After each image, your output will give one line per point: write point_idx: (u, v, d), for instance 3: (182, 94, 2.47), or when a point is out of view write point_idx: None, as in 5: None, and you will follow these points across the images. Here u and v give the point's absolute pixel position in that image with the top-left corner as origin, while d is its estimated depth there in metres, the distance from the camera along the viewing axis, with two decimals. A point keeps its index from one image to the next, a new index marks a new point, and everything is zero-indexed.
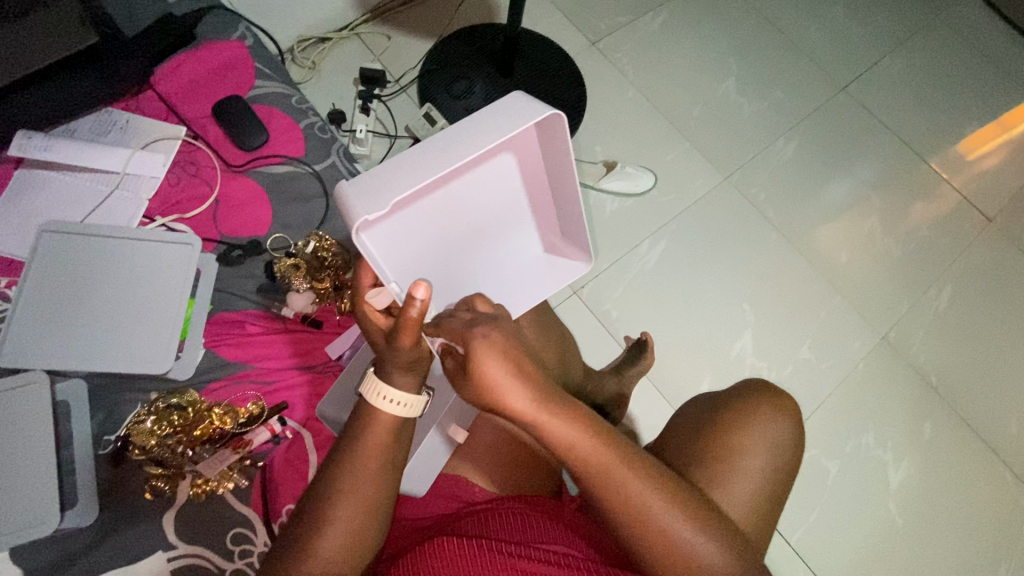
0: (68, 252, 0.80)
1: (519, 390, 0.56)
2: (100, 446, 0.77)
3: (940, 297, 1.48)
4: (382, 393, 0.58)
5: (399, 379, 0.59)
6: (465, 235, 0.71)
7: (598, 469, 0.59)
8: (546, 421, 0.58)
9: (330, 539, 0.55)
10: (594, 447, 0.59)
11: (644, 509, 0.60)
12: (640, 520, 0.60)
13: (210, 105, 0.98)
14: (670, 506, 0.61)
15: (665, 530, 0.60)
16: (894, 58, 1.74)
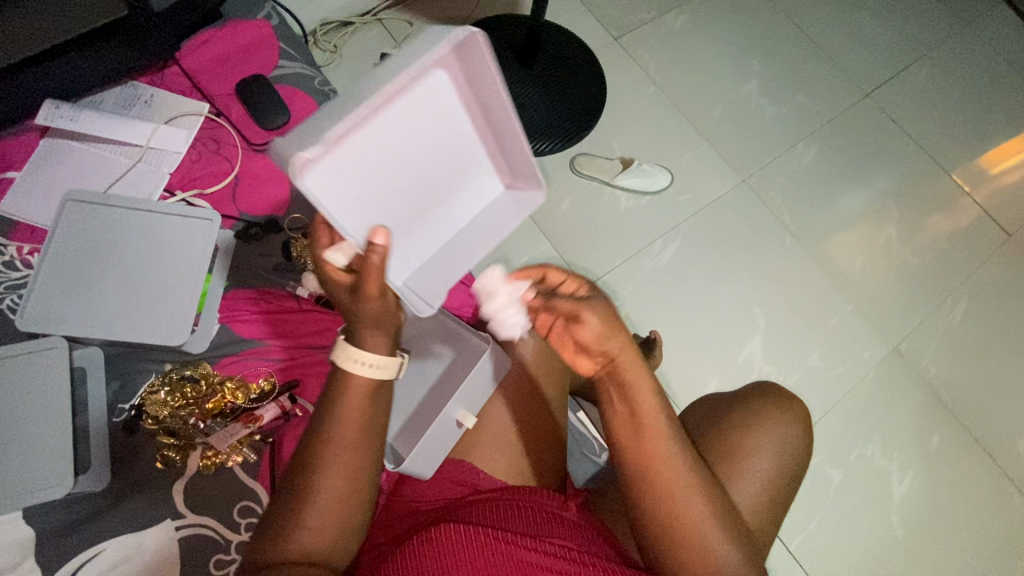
0: (91, 222, 0.82)
1: (616, 341, 0.61)
2: (114, 413, 0.78)
3: (954, 311, 1.46)
4: (356, 358, 0.59)
5: (368, 340, 0.59)
6: (413, 183, 0.77)
7: (652, 451, 0.61)
8: (633, 374, 0.62)
9: (310, 524, 0.57)
10: (656, 412, 0.62)
11: (683, 487, 0.61)
12: (674, 500, 0.61)
13: (233, 83, 0.99)
14: (702, 493, 0.62)
15: (689, 518, 0.61)
16: (920, 67, 1.71)
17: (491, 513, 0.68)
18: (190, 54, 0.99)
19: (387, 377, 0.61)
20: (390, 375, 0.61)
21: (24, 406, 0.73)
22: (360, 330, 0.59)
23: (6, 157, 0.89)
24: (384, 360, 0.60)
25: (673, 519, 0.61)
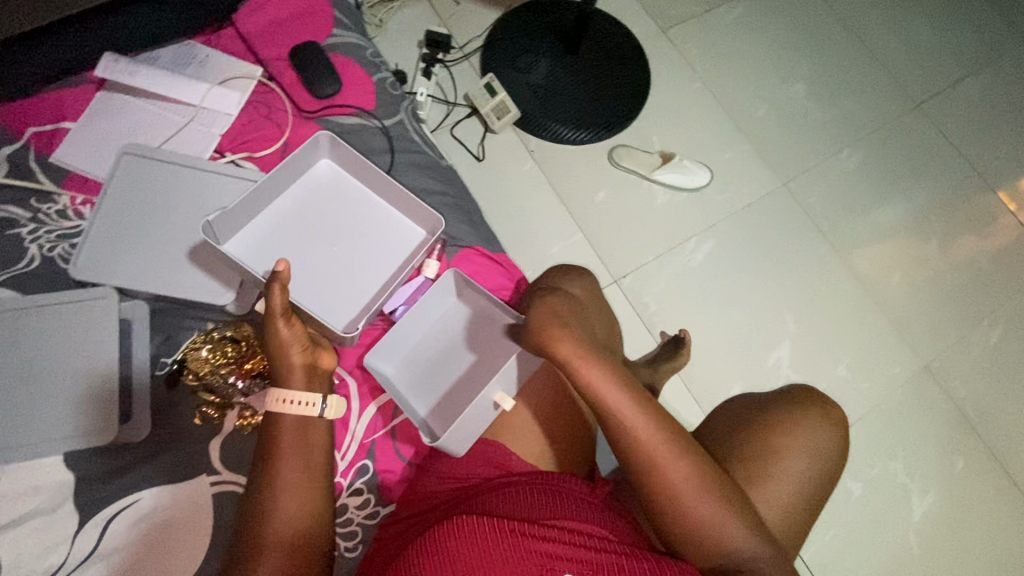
0: (146, 178, 0.83)
1: (568, 342, 0.66)
2: (157, 367, 0.79)
3: (990, 333, 1.43)
4: (282, 397, 0.68)
5: (292, 378, 0.69)
6: (328, 262, 0.87)
7: (638, 444, 0.65)
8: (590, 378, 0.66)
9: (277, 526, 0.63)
10: (627, 402, 0.66)
11: (670, 468, 0.65)
12: (664, 481, 0.65)
13: (287, 48, 0.99)
14: (693, 471, 0.65)
15: (684, 496, 0.64)
16: (975, 80, 1.66)
17: (518, 496, 0.67)
18: (246, 16, 0.99)
19: (310, 412, 0.69)
20: (315, 411, 0.69)
21: (72, 353, 0.75)
22: (286, 372, 0.69)
23: (62, 109, 0.90)
24: (306, 395, 0.68)
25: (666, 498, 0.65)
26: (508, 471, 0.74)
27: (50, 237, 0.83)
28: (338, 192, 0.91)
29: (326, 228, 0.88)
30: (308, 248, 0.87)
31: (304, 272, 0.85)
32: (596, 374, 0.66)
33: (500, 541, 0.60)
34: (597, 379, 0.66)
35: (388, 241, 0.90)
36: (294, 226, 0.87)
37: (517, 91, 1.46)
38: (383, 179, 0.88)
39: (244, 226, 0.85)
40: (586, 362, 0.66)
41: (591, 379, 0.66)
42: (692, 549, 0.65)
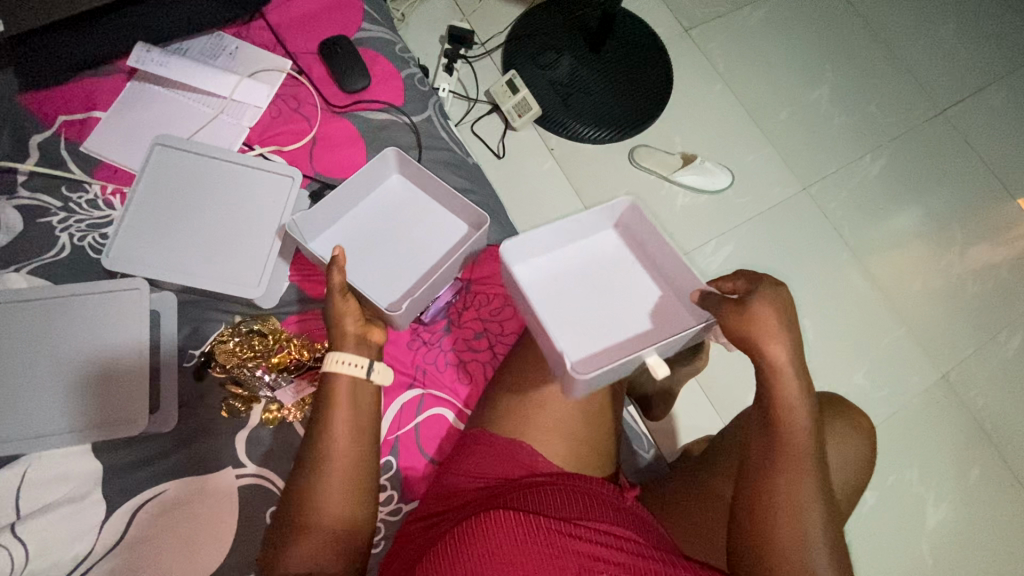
0: (177, 168, 0.84)
1: (765, 307, 0.62)
2: (185, 358, 0.80)
3: (1009, 344, 1.41)
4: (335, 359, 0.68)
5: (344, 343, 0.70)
6: (393, 263, 0.87)
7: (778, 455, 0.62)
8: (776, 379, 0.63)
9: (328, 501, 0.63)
10: (795, 408, 0.62)
11: (800, 453, 0.61)
12: (791, 467, 0.61)
13: (316, 41, 0.98)
14: (817, 501, 0.60)
15: (795, 492, 0.60)
16: (1000, 87, 1.63)
17: (549, 497, 0.67)
18: (277, 9, 0.99)
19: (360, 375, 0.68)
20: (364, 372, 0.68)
21: (104, 343, 0.76)
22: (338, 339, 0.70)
23: (92, 97, 0.90)
24: (356, 357, 0.69)
25: (785, 487, 0.60)
26: (535, 471, 0.72)
27: (80, 227, 0.83)
28: (401, 200, 0.91)
29: (383, 231, 0.89)
30: (371, 249, 0.87)
31: (370, 271, 0.86)
32: (775, 342, 0.62)
33: (536, 543, 0.60)
34: (773, 344, 0.62)
35: (436, 241, 0.89)
36: (361, 225, 0.88)
37: (539, 89, 1.45)
38: (436, 185, 0.88)
39: (321, 232, 0.87)
40: (765, 323, 0.62)
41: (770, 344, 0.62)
42: (793, 560, 0.58)
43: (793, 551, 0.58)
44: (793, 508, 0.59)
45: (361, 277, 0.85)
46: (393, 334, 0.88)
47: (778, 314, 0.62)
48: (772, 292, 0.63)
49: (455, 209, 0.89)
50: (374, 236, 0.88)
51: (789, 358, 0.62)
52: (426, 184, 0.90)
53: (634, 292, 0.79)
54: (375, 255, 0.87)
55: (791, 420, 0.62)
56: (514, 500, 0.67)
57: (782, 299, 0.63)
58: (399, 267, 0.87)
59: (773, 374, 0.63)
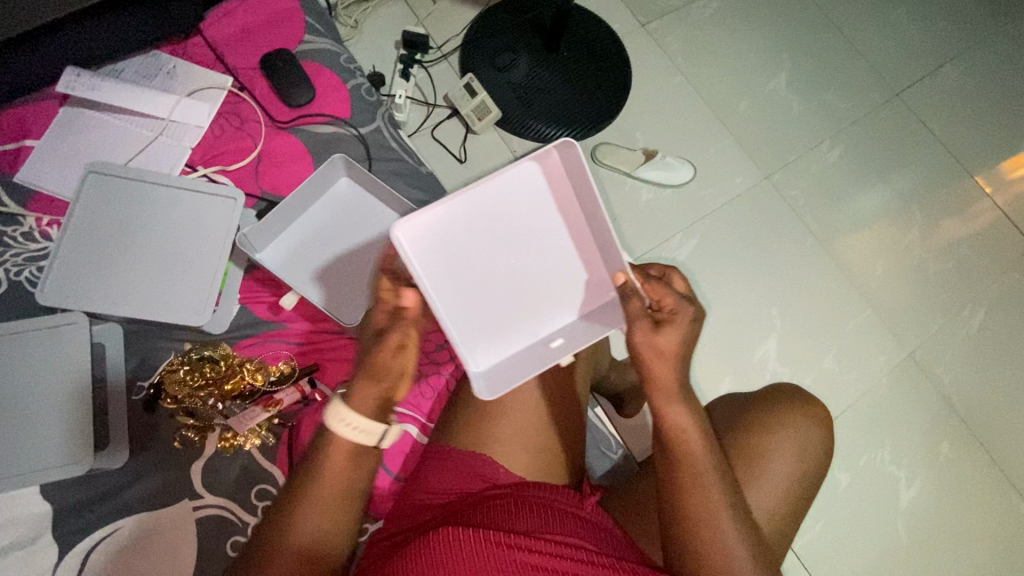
0: (113, 196, 0.81)
1: (671, 332, 0.62)
2: (133, 391, 0.78)
3: (971, 319, 1.44)
4: (342, 419, 0.61)
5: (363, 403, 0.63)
6: (344, 266, 0.89)
7: (685, 471, 0.61)
8: (665, 401, 0.62)
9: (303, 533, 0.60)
10: (693, 425, 0.62)
11: (699, 476, 0.61)
12: (695, 489, 0.61)
13: (257, 56, 0.97)
14: (729, 509, 0.61)
15: (705, 513, 0.60)
16: (953, 67, 1.66)
17: (510, 509, 0.67)
18: (214, 25, 0.97)
19: (368, 442, 0.63)
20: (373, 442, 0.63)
21: (46, 381, 0.74)
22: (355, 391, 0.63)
23: (24, 126, 0.87)
24: (371, 424, 0.62)
25: (693, 510, 0.60)
26: (495, 484, 0.72)
27: (16, 260, 0.80)
28: (354, 207, 0.92)
29: (335, 239, 0.90)
30: (325, 255, 0.90)
31: (325, 275, 0.89)
32: (667, 366, 0.62)
33: (485, 562, 0.60)
34: (659, 365, 0.62)
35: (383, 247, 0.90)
36: (315, 233, 0.90)
37: (498, 91, 1.44)
38: (386, 190, 0.89)
39: (273, 238, 0.88)
40: (659, 346, 0.62)
41: (654, 365, 0.62)
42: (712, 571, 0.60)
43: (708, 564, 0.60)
44: (699, 527, 0.60)
45: (315, 280, 0.88)
46: (349, 352, 0.85)
47: (682, 345, 0.62)
48: (690, 322, 0.63)
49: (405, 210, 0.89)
50: (325, 243, 0.90)
51: (674, 378, 0.62)
52: (378, 190, 0.90)
53: (556, 261, 0.78)
54: (329, 259, 0.89)
55: (687, 442, 0.62)
56: (476, 515, 0.66)
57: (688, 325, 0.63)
58: (350, 269, 0.89)
59: (661, 397, 0.62)
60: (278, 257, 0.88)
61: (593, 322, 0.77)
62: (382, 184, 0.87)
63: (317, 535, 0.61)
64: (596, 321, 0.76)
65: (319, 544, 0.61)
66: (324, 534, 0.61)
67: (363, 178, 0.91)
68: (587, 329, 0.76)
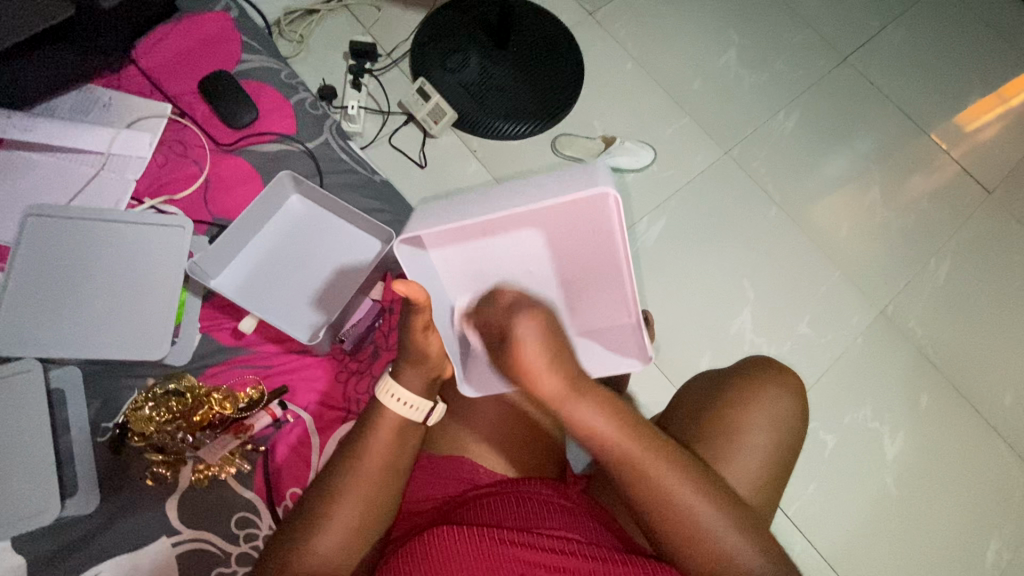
0: (57, 238, 0.82)
1: (530, 338, 0.53)
2: (98, 433, 0.80)
3: (939, 271, 1.45)
4: (390, 392, 0.62)
5: (409, 378, 0.63)
6: (305, 284, 0.92)
7: (640, 477, 0.60)
8: (572, 413, 0.57)
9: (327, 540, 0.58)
10: (617, 430, 0.59)
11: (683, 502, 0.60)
12: (664, 498, 0.60)
13: (195, 81, 1.02)
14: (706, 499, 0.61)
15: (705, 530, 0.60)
16: (899, 26, 1.66)
17: (495, 508, 0.66)
18: (148, 53, 1.01)
19: (414, 418, 0.64)
20: (417, 417, 0.64)
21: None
22: (404, 365, 0.63)
23: None
24: (419, 401, 0.63)
25: (663, 513, 0.60)
26: (476, 484, 0.72)
27: None
28: (309, 224, 0.95)
29: (291, 257, 0.93)
30: (284, 275, 0.92)
31: (285, 293, 0.91)
32: (595, 413, 0.57)
33: (468, 560, 0.59)
34: (587, 415, 0.57)
35: (344, 267, 0.94)
36: (271, 254, 0.93)
37: (452, 92, 1.42)
38: (341, 206, 0.93)
39: (226, 264, 0.90)
40: (576, 402, 0.57)
41: (582, 421, 0.57)
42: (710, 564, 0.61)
43: (703, 558, 0.61)
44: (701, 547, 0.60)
45: (276, 299, 0.90)
46: (320, 369, 0.89)
47: (547, 336, 0.53)
48: (536, 312, 0.54)
49: (360, 224, 0.95)
50: (282, 262, 0.93)
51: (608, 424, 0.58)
52: (331, 207, 0.95)
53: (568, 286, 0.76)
54: (287, 278, 0.92)
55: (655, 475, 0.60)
56: (460, 516, 0.66)
57: (556, 330, 0.55)
58: (310, 285, 0.92)
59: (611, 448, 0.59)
60: (235, 280, 0.90)
61: (596, 345, 0.74)
62: (338, 201, 0.92)
63: (332, 558, 0.58)
64: (600, 345, 0.74)
65: (333, 565, 0.59)
66: (339, 556, 0.59)
67: (315, 197, 0.95)
68: (589, 353, 0.74)
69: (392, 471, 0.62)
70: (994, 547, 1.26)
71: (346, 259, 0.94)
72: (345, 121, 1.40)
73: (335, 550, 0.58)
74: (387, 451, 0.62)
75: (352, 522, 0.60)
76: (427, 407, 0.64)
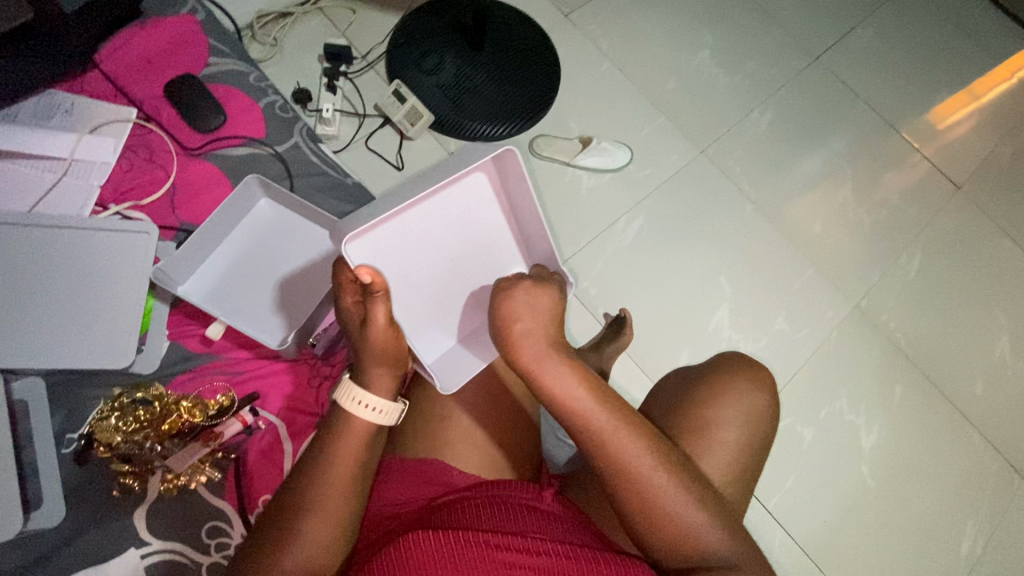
0: (13, 245, 0.80)
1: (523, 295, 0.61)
2: (63, 445, 0.79)
3: (911, 265, 1.48)
4: (356, 399, 0.62)
5: (374, 380, 0.63)
6: (273, 285, 0.92)
7: (602, 445, 0.60)
8: (544, 372, 0.59)
9: (299, 557, 0.58)
10: (588, 398, 0.59)
11: (645, 481, 0.60)
12: (632, 475, 0.60)
13: (160, 85, 1.01)
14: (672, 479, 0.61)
15: (663, 502, 0.60)
16: (867, 26, 1.69)
17: (474, 510, 0.66)
18: (110, 57, 1.00)
19: (383, 422, 0.64)
20: (387, 420, 0.63)
21: None
22: (368, 370, 0.62)
23: None
24: (388, 404, 0.63)
25: (632, 493, 0.60)
26: (452, 486, 0.72)
27: None
28: (278, 227, 0.95)
29: (259, 260, 0.93)
30: (252, 276, 0.92)
31: (252, 294, 0.91)
32: (563, 381, 0.59)
33: (446, 562, 0.59)
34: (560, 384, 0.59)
35: (314, 267, 0.93)
36: (239, 257, 0.93)
37: (428, 94, 1.42)
38: (307, 207, 0.92)
39: (192, 272, 0.90)
40: (550, 366, 0.59)
41: (552, 385, 0.59)
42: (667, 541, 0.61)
43: (658, 536, 0.61)
44: (654, 518, 0.61)
45: (245, 302, 0.90)
46: (292, 374, 0.89)
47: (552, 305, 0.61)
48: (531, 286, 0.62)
49: (325, 222, 0.93)
50: (250, 265, 0.93)
51: (582, 394, 0.59)
52: (298, 208, 0.94)
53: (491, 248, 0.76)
54: (255, 279, 0.92)
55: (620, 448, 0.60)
56: (436, 520, 0.66)
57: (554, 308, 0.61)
58: (278, 286, 0.92)
59: (577, 415, 0.59)
60: (202, 284, 0.90)
61: None
62: (302, 202, 0.91)
63: (310, 566, 0.58)
64: None
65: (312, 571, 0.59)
66: (315, 566, 0.59)
67: (280, 198, 0.94)
68: None
69: (367, 476, 0.62)
70: (969, 534, 1.29)
71: (317, 258, 0.94)
72: (320, 124, 1.39)
73: (311, 560, 0.58)
74: (357, 458, 0.61)
75: (321, 541, 0.59)
76: (394, 412, 0.64)
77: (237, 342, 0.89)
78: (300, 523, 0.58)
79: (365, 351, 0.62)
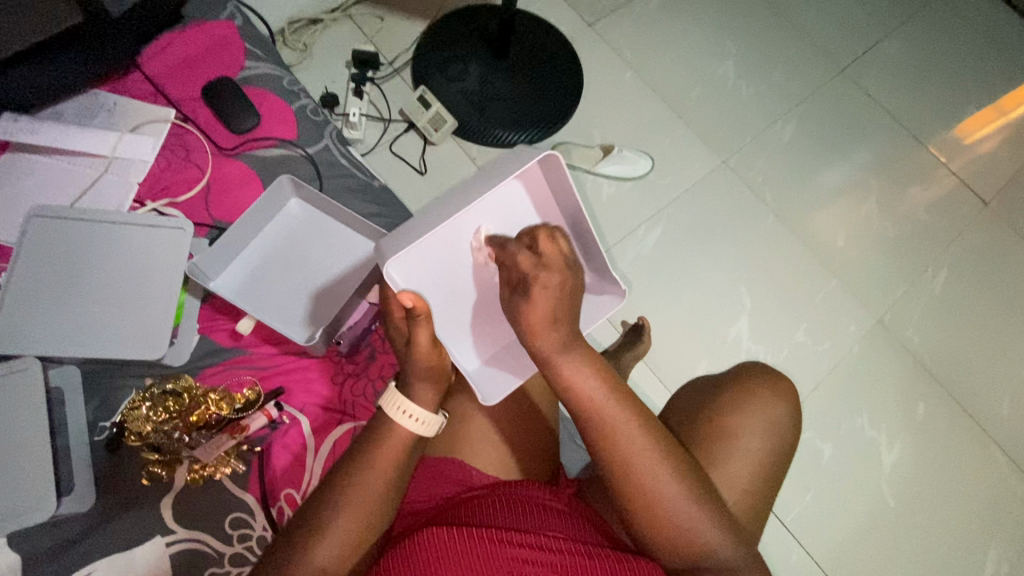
0: (56, 235, 0.83)
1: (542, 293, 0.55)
2: (95, 433, 0.82)
3: (936, 280, 1.45)
4: (401, 407, 0.63)
5: (421, 394, 0.64)
6: (304, 283, 0.94)
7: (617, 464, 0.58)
8: (567, 366, 0.56)
9: (326, 550, 0.59)
10: (604, 396, 0.57)
11: (663, 500, 0.59)
12: (645, 492, 0.59)
13: (198, 87, 1.04)
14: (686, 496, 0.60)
15: (675, 519, 0.60)
16: (894, 38, 1.68)
17: (493, 509, 0.67)
18: (151, 59, 1.03)
19: (423, 432, 0.64)
20: (428, 431, 0.64)
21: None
22: (415, 382, 0.64)
23: None
24: (429, 416, 0.64)
25: (645, 509, 0.60)
26: (471, 486, 0.73)
27: None
28: (308, 227, 0.97)
29: (290, 257, 0.96)
30: (283, 274, 0.94)
31: (283, 291, 0.93)
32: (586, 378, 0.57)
33: (466, 559, 0.59)
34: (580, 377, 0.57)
35: (343, 267, 0.95)
36: (269, 254, 0.95)
37: (452, 101, 1.44)
38: (336, 206, 0.94)
39: (226, 266, 0.93)
40: (569, 359, 0.56)
41: (572, 380, 0.56)
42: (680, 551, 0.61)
43: (671, 547, 0.61)
44: (662, 534, 0.60)
45: (276, 299, 0.93)
46: (315, 371, 0.90)
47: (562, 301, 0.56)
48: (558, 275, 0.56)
49: (354, 223, 0.95)
50: (280, 263, 0.95)
51: (600, 390, 0.57)
52: (327, 207, 0.96)
53: None
54: (287, 278, 0.94)
55: (638, 471, 0.59)
56: (456, 516, 0.66)
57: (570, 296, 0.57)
58: (309, 284, 0.94)
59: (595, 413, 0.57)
60: (234, 278, 0.93)
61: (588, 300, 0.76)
62: (332, 203, 0.93)
63: (332, 559, 0.60)
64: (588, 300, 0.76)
65: (335, 561, 0.60)
66: (339, 558, 0.60)
67: (309, 196, 0.96)
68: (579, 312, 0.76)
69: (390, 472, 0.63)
70: (993, 558, 1.26)
71: (346, 259, 0.96)
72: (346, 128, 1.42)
73: (334, 553, 0.60)
74: (381, 455, 0.62)
75: (346, 533, 0.60)
76: (435, 422, 0.64)
77: (264, 338, 0.91)
78: (326, 515, 0.60)
79: (411, 368, 0.64)
